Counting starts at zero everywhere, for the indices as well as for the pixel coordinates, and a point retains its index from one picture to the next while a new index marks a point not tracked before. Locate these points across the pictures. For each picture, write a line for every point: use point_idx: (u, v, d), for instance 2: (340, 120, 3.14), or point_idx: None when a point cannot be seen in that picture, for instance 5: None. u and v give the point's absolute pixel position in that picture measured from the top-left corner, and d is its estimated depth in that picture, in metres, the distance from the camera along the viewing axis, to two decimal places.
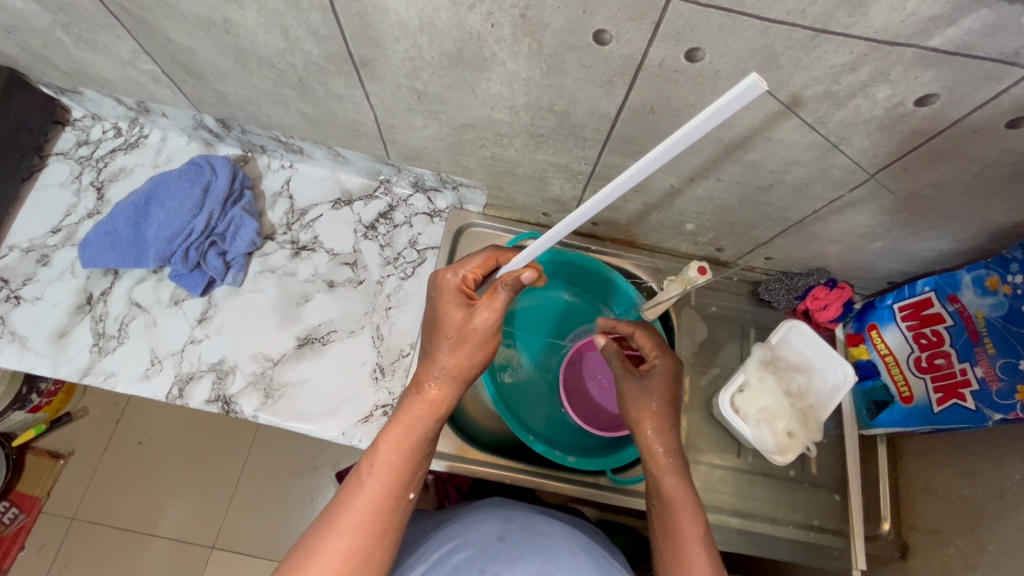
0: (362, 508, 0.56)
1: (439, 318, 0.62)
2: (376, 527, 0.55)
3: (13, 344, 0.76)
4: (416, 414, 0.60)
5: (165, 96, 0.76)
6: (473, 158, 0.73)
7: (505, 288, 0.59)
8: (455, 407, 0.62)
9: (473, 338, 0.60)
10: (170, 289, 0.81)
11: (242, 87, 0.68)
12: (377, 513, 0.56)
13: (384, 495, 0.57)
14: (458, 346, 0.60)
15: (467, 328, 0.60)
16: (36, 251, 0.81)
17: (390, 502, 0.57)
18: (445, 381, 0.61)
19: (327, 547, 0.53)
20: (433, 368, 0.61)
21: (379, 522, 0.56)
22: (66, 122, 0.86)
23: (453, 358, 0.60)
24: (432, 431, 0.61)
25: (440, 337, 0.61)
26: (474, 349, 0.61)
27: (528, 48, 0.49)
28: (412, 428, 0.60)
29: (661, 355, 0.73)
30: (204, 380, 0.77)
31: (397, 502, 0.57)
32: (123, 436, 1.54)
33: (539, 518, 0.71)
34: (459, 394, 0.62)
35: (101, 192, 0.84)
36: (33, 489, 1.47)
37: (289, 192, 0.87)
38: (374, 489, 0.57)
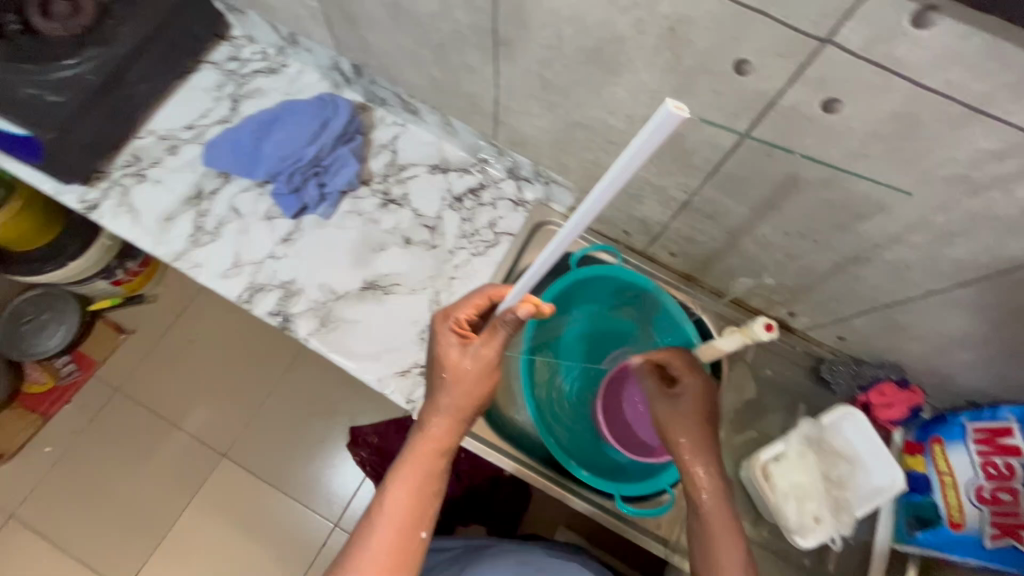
0: (381, 542, 0.63)
1: (437, 360, 0.68)
2: (394, 560, 0.62)
3: (127, 216, 0.85)
4: (422, 452, 0.67)
5: (316, 33, 0.83)
6: (574, 158, 0.75)
7: (505, 321, 0.62)
8: (459, 440, 0.69)
9: (466, 378, 0.67)
10: (267, 205, 0.87)
11: (386, 39, 0.73)
12: (393, 547, 0.63)
13: (397, 533, 0.63)
14: (457, 384, 0.67)
15: (462, 367, 0.67)
16: (168, 139, 0.89)
17: (403, 541, 0.63)
18: (446, 417, 0.68)
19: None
20: (436, 406, 0.68)
21: (395, 559, 0.62)
22: (225, 38, 0.96)
23: (452, 395, 0.67)
24: (439, 467, 0.67)
25: (440, 378, 0.68)
26: (471, 386, 0.67)
27: (665, 62, 0.51)
28: (419, 467, 0.66)
29: (694, 376, 0.71)
30: (273, 294, 0.83)
31: (410, 539, 0.64)
32: (178, 330, 1.75)
33: (540, 553, 0.93)
34: (460, 428, 0.68)
35: (236, 104, 0.93)
36: (93, 353, 1.70)
37: (394, 147, 0.92)
38: (388, 526, 0.63)
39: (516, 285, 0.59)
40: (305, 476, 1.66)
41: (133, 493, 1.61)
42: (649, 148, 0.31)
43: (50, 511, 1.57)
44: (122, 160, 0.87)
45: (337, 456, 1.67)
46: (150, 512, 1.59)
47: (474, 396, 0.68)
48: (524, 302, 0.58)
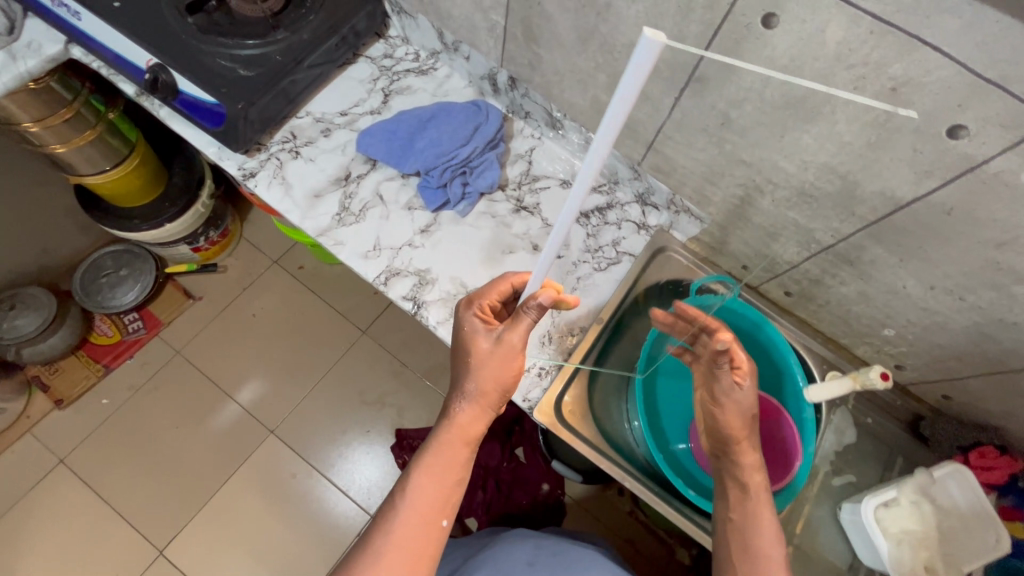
0: (409, 524, 0.66)
1: (461, 345, 0.72)
2: (420, 542, 0.65)
3: (280, 187, 0.90)
4: (448, 441, 0.70)
5: (484, 43, 0.88)
6: (721, 193, 0.80)
7: (525, 312, 0.66)
8: (482, 427, 0.72)
9: (490, 366, 0.70)
10: (409, 196, 0.92)
11: (563, 58, 0.78)
12: (419, 530, 0.66)
13: (424, 518, 0.66)
14: (482, 372, 0.70)
15: (486, 352, 0.70)
16: (324, 122, 0.95)
17: (426, 523, 0.66)
18: (471, 406, 0.71)
19: (376, 561, 0.63)
20: (462, 394, 0.71)
21: (421, 543, 0.65)
22: (383, 36, 1.01)
23: (477, 382, 0.70)
24: (463, 457, 0.71)
25: (466, 365, 0.71)
26: (497, 372, 0.70)
27: (871, 117, 0.55)
28: (445, 454, 0.70)
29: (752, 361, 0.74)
30: (408, 280, 0.87)
31: (435, 523, 0.67)
32: (243, 303, 1.80)
33: (564, 546, 0.97)
34: (484, 415, 0.72)
35: (387, 98, 0.98)
36: (160, 313, 1.74)
37: (530, 157, 0.97)
38: (415, 510, 0.67)
39: (539, 272, 0.63)
40: (345, 461, 1.67)
41: (176, 455, 1.63)
42: (641, 80, 0.30)
43: (97, 462, 1.59)
44: (280, 136, 0.93)
45: (379, 447, 1.69)
46: (190, 476, 1.61)
47: (499, 386, 0.71)
48: (545, 289, 0.63)
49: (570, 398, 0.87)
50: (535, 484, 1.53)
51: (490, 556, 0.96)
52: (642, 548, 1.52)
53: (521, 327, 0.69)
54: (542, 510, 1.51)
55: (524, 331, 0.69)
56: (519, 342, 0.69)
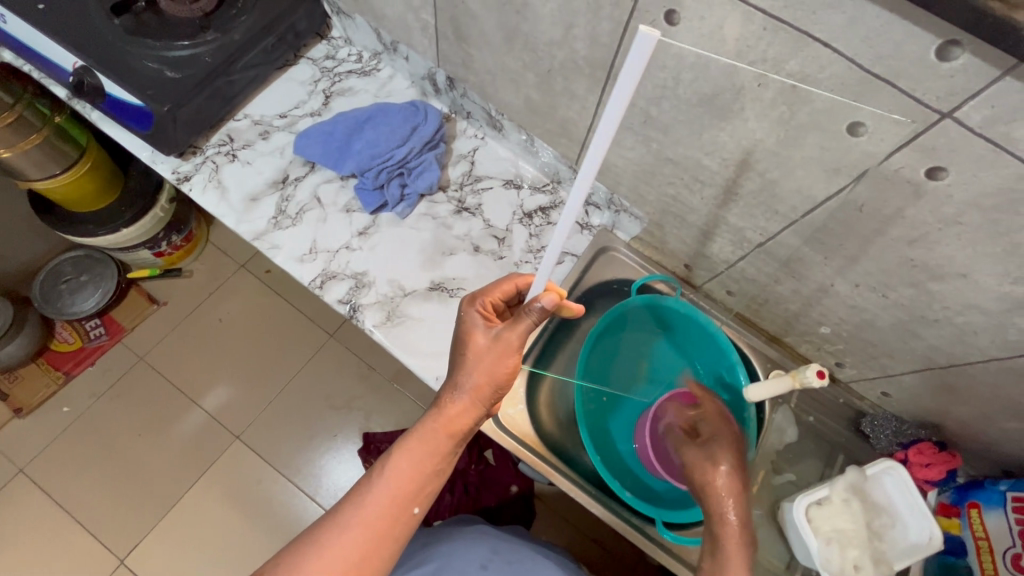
0: (380, 505, 0.65)
1: (460, 337, 0.69)
2: (387, 524, 0.65)
3: (215, 191, 0.88)
4: (431, 431, 0.68)
5: (420, 44, 0.88)
6: (655, 192, 0.79)
7: (526, 312, 0.63)
8: (472, 423, 0.69)
9: (486, 362, 0.66)
10: (348, 198, 0.91)
11: (494, 57, 0.77)
12: (388, 512, 0.65)
13: (392, 503, 0.66)
14: (475, 368, 0.67)
15: (482, 347, 0.67)
16: (262, 125, 0.93)
17: (396, 508, 0.66)
18: (462, 400, 0.68)
19: (341, 536, 0.63)
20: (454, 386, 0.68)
21: (385, 527, 0.65)
22: (325, 37, 1.00)
23: (471, 377, 0.67)
24: (446, 449, 0.68)
25: (461, 357, 0.68)
26: (491, 369, 0.67)
27: (777, 114, 0.55)
28: (426, 444, 0.68)
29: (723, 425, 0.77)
30: (345, 283, 0.86)
31: (406, 508, 0.66)
32: (208, 308, 1.78)
33: (524, 554, 0.95)
34: (475, 411, 0.69)
35: (328, 99, 0.97)
36: (123, 319, 1.72)
37: (472, 158, 0.96)
38: (385, 493, 0.66)
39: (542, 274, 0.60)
40: (312, 467, 1.65)
41: (140, 462, 1.61)
42: (638, 70, 0.31)
43: (60, 471, 1.58)
44: (217, 139, 0.91)
45: (347, 452, 1.67)
46: (154, 484, 1.59)
47: (493, 384, 0.67)
48: (548, 291, 0.61)
49: (509, 399, 0.88)
50: (504, 486, 1.50)
51: (442, 553, 0.94)
52: (610, 549, 1.51)
53: (522, 329, 0.65)
54: (511, 514, 1.49)
55: (523, 332, 0.65)
56: (519, 344, 0.65)
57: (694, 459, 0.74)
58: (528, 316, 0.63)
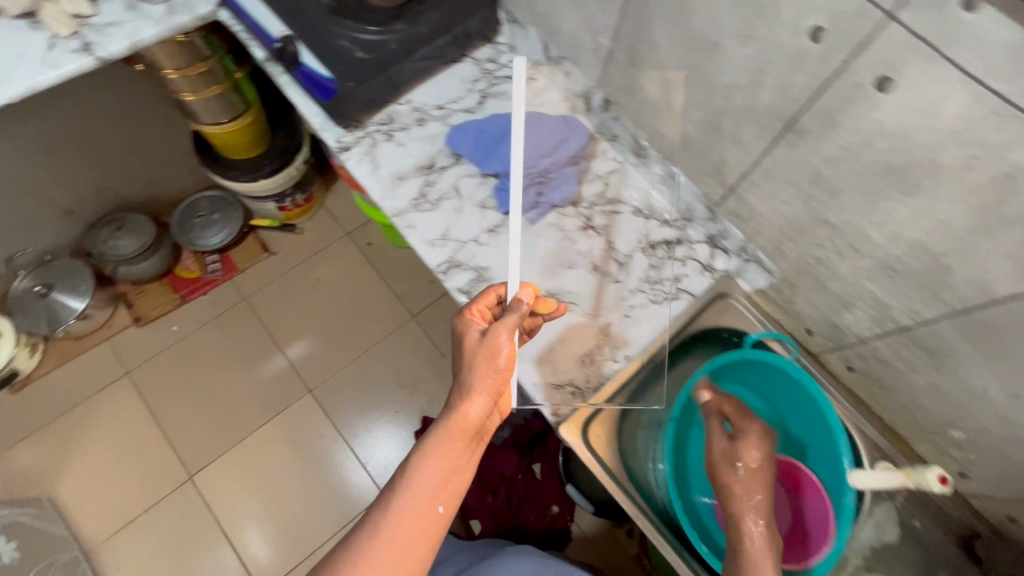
0: (406, 510, 0.67)
1: (459, 344, 0.77)
2: (418, 527, 0.67)
3: (368, 165, 0.95)
4: (446, 435, 0.71)
5: (587, 63, 0.90)
6: (797, 250, 0.77)
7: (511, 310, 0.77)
8: (482, 423, 0.74)
9: (482, 360, 0.74)
10: (485, 195, 0.95)
11: (662, 89, 0.79)
12: (416, 516, 0.67)
13: (417, 507, 0.68)
14: (477, 368, 0.74)
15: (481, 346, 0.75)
16: (419, 112, 0.99)
17: (424, 512, 0.68)
18: (471, 398, 0.73)
19: (374, 544, 0.64)
20: (460, 387, 0.75)
21: (413, 532, 0.66)
22: (491, 41, 1.04)
23: (474, 376, 0.74)
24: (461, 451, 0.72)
25: (460, 360, 0.76)
26: (492, 365, 0.74)
27: (978, 202, 0.52)
28: (441, 447, 0.71)
29: (749, 422, 0.79)
30: (467, 273, 0.90)
31: (433, 511, 0.68)
32: (311, 265, 1.91)
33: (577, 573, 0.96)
34: (483, 409, 0.74)
35: (483, 100, 1.02)
36: (239, 260, 1.88)
37: (608, 180, 0.97)
38: (410, 502, 0.68)
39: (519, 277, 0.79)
40: (370, 434, 1.73)
41: (225, 391, 1.75)
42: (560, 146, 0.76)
43: (157, 382, 1.73)
44: (379, 118, 0.98)
45: (404, 429, 1.74)
46: (232, 415, 1.72)
47: (492, 379, 0.74)
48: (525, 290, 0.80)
49: (600, 422, 0.87)
50: (545, 503, 1.50)
51: (492, 564, 0.96)
52: None
53: (510, 325, 0.75)
54: (546, 530, 1.49)
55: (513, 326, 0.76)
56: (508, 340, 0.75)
57: (721, 452, 0.76)
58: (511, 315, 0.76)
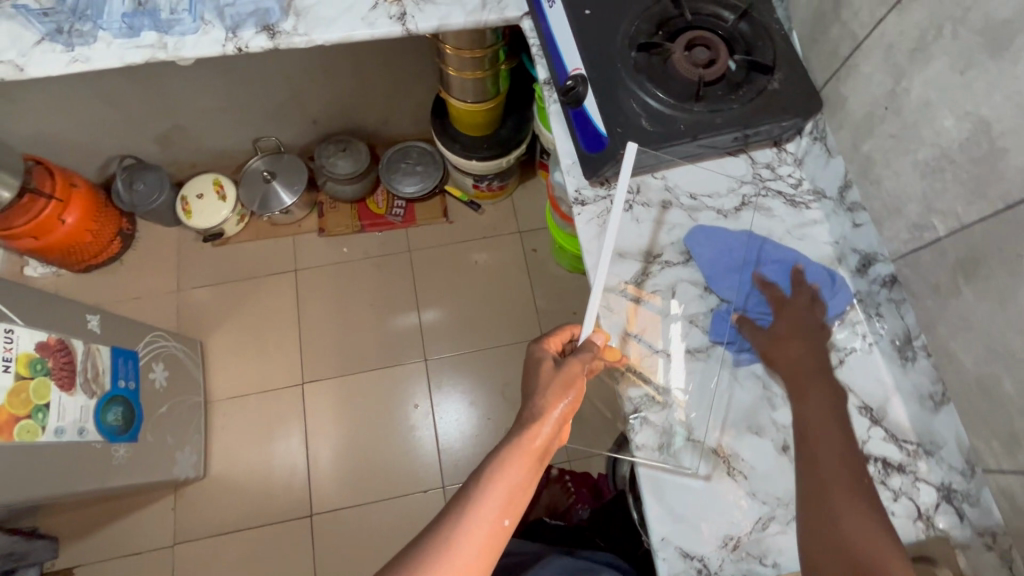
0: (478, 520, 0.68)
1: (535, 373, 0.81)
2: (489, 538, 0.67)
3: (594, 228, 0.90)
4: (518, 453, 0.73)
5: (891, 231, 0.76)
6: None
7: (584, 349, 0.81)
8: (549, 448, 0.76)
9: (553, 389, 0.78)
10: (697, 310, 0.86)
11: (991, 317, 0.63)
12: (487, 529, 0.68)
13: (486, 520, 0.68)
14: (551, 395, 0.78)
15: (557, 376, 0.79)
16: (669, 194, 0.91)
17: (495, 525, 0.68)
18: (544, 421, 0.76)
19: (448, 549, 0.65)
20: (533, 410, 0.77)
21: (483, 544, 0.67)
22: (779, 144, 0.91)
23: (548, 402, 0.77)
24: (530, 474, 0.73)
25: (534, 387, 0.80)
26: (565, 395, 0.79)
27: None
28: (513, 464, 0.72)
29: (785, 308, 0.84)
30: (643, 385, 0.84)
31: (501, 524, 0.69)
32: (476, 246, 1.95)
33: None
34: (553, 434, 0.76)
35: (740, 206, 0.90)
36: (419, 214, 1.97)
37: (844, 356, 0.81)
38: (479, 513, 0.68)
39: (592, 317, 0.82)
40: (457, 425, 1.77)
41: (360, 322, 1.88)
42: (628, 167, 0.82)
43: (314, 290, 1.91)
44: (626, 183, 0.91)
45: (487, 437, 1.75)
46: (357, 345, 1.86)
47: (561, 408, 0.78)
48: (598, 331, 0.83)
49: None
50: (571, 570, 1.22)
51: None
52: None
53: (584, 362, 0.81)
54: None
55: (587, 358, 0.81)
56: (582, 379, 0.80)
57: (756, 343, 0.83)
58: (586, 352, 0.81)
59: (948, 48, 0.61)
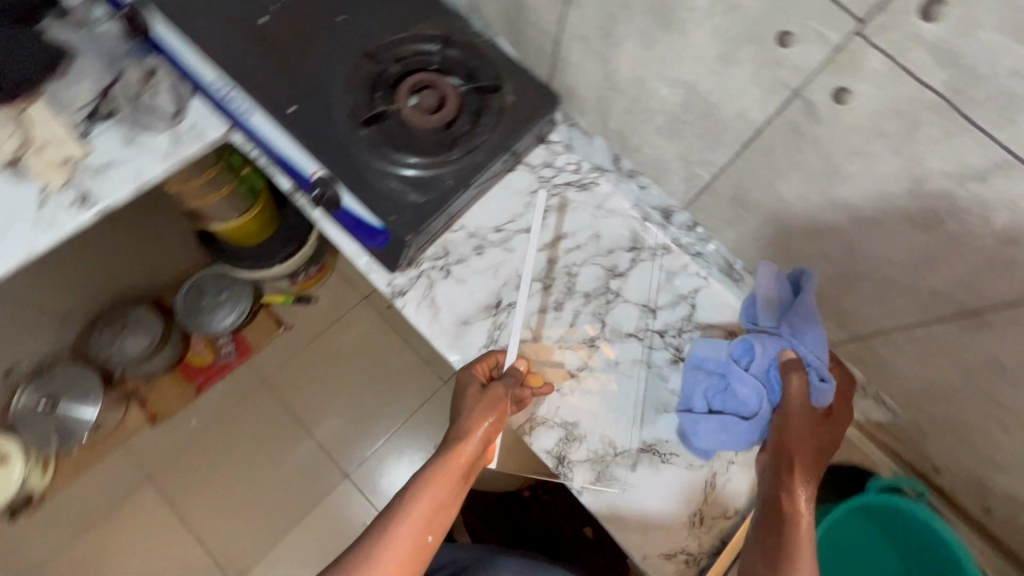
0: (397, 543, 0.63)
1: (461, 394, 0.76)
2: (408, 560, 0.63)
3: (427, 311, 0.84)
4: (440, 474, 0.68)
5: (671, 184, 0.80)
6: (938, 408, 0.69)
7: (509, 375, 0.79)
8: (474, 466, 0.72)
9: (480, 409, 0.74)
10: (560, 331, 0.85)
11: (778, 234, 0.69)
12: (406, 549, 0.64)
13: (405, 542, 0.64)
14: (475, 416, 0.73)
15: (482, 397, 0.75)
16: (476, 239, 0.87)
17: (416, 546, 0.64)
18: (467, 442, 0.71)
19: None
20: (456, 431, 0.72)
21: (403, 567, 0.63)
22: (544, 140, 0.90)
23: (471, 423, 0.73)
24: (455, 493, 0.69)
25: (458, 409, 0.75)
26: (491, 415, 0.74)
27: None
28: (434, 486, 0.68)
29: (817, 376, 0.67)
30: (554, 432, 0.81)
31: (423, 545, 0.65)
32: (333, 335, 1.74)
33: None
34: (478, 454, 0.72)
35: (543, 215, 0.89)
36: (252, 339, 1.68)
37: (693, 301, 0.86)
38: (398, 539, 0.64)
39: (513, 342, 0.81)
40: None
41: (254, 482, 1.61)
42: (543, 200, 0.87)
43: (183, 483, 1.59)
44: (432, 252, 0.86)
45: None
46: (270, 506, 1.60)
47: (486, 427, 0.73)
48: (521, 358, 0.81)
49: None
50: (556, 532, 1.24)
51: None
52: None
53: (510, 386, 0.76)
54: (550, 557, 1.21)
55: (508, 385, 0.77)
56: (507, 400, 0.76)
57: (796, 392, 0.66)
58: (511, 379, 0.78)
59: (632, 30, 0.63)
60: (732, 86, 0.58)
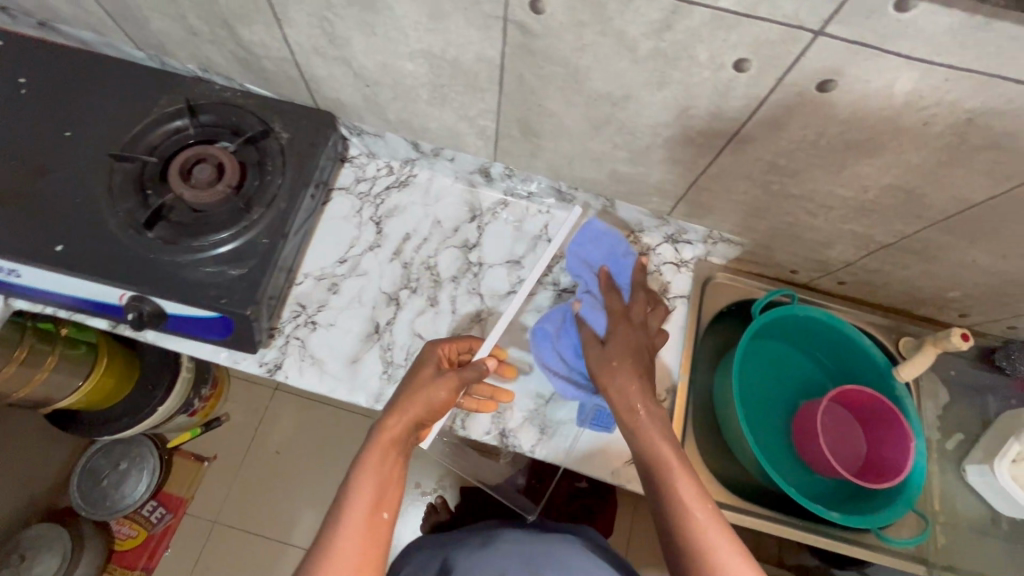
0: (348, 535, 0.53)
1: (411, 377, 0.68)
2: (366, 550, 0.53)
3: (313, 368, 0.81)
4: (381, 451, 0.59)
5: (471, 145, 0.82)
6: (767, 223, 0.78)
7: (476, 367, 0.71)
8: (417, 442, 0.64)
9: (427, 384, 0.66)
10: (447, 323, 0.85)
11: (573, 144, 0.73)
12: (359, 539, 0.53)
13: (356, 532, 0.54)
14: (422, 391, 0.66)
15: (426, 374, 0.68)
16: (327, 279, 0.86)
17: (371, 531, 0.54)
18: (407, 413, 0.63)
19: None
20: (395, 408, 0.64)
21: (360, 556, 0.53)
22: (346, 159, 0.92)
23: (411, 397, 0.65)
24: (403, 465, 0.60)
25: (403, 391, 0.66)
26: (437, 387, 0.67)
27: (941, 144, 0.55)
28: (380, 462, 0.59)
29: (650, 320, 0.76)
30: (484, 414, 0.81)
31: (380, 527, 0.55)
32: (263, 440, 1.60)
33: None
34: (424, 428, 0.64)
35: (380, 226, 0.89)
36: (178, 490, 1.52)
37: (547, 236, 0.90)
38: (349, 531, 0.54)
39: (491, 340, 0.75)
40: None
41: None
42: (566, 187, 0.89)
43: None
44: (290, 311, 0.84)
45: None
46: None
47: (431, 396, 0.66)
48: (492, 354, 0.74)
49: None
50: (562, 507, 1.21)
51: None
52: None
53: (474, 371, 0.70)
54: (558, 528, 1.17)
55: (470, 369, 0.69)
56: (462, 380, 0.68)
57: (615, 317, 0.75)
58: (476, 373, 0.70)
59: (348, 25, 0.63)
60: (458, 36, 0.60)
